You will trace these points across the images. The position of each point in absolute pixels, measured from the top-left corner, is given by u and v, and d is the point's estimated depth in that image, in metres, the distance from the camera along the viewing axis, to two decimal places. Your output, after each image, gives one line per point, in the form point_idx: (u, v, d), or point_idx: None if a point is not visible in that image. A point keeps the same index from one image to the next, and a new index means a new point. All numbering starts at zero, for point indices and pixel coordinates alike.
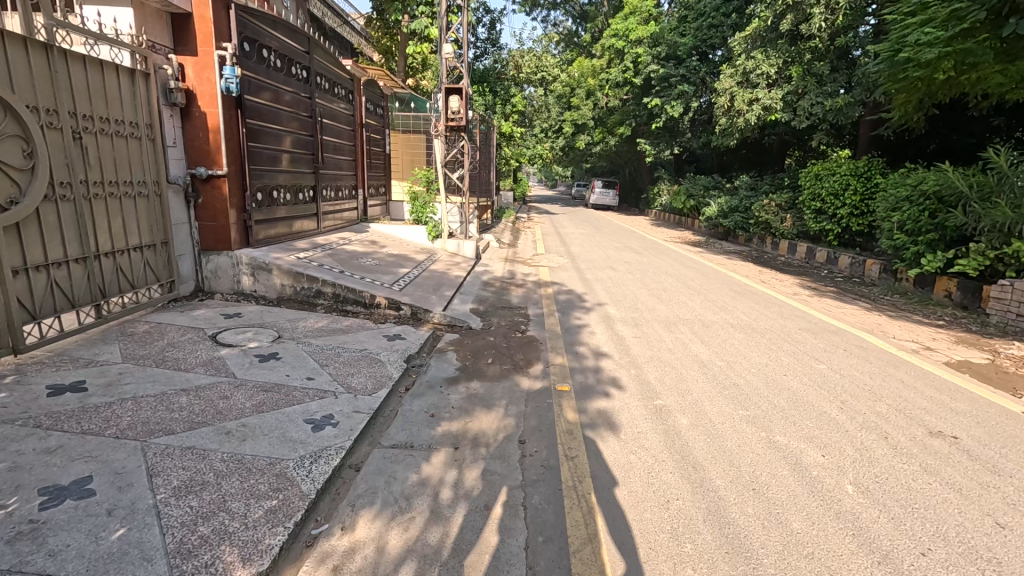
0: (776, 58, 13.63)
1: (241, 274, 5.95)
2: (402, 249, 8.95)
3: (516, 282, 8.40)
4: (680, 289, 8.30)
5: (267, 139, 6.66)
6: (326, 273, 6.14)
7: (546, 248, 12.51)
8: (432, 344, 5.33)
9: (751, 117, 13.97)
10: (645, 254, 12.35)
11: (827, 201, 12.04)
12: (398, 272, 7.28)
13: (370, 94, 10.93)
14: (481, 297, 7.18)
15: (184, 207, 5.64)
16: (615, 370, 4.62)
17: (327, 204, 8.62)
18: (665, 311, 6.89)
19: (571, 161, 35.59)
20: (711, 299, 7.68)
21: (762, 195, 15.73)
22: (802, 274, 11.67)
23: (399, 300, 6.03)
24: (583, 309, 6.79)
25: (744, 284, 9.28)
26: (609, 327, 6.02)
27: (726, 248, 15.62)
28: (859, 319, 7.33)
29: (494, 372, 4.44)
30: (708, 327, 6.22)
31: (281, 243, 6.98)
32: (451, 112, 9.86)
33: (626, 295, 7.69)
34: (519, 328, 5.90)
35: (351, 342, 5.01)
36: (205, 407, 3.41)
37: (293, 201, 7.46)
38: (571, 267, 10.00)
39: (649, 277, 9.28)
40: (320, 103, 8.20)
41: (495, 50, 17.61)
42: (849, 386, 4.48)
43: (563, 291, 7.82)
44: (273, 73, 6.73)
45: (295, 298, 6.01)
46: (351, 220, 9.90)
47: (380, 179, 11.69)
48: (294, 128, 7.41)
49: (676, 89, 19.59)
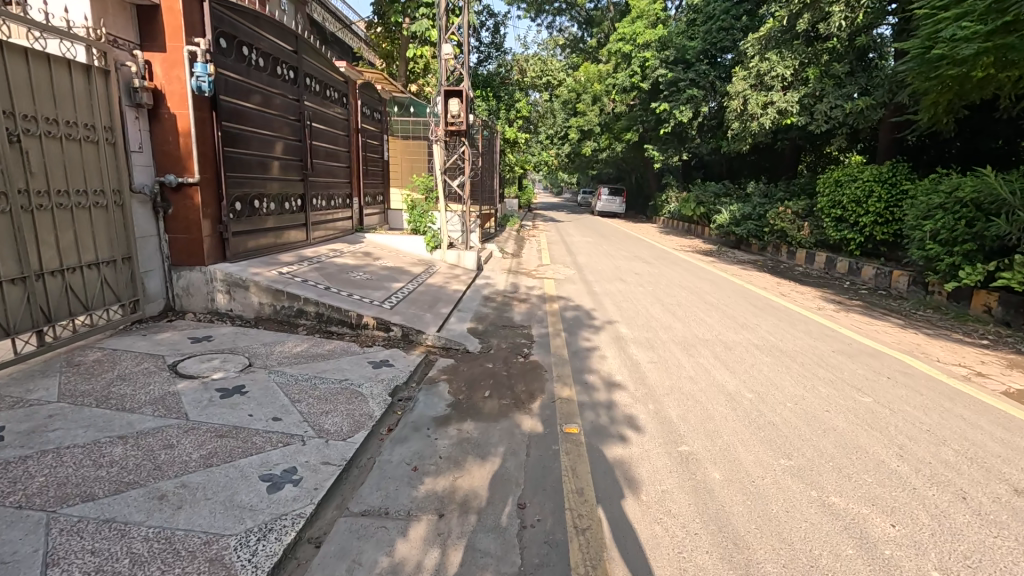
0: (791, 60, 13.06)
1: (215, 292, 5.42)
2: (397, 261, 8.41)
3: (519, 297, 7.82)
4: (695, 304, 7.69)
5: (249, 144, 6.13)
6: (308, 291, 5.59)
7: (552, 259, 11.95)
8: (424, 372, 4.76)
9: (765, 121, 13.40)
10: (655, 265, 11.77)
11: (848, 208, 11.40)
12: (391, 287, 6.73)
13: (367, 98, 10.46)
14: (481, 314, 6.61)
15: (151, 218, 5.11)
16: (631, 406, 4.02)
17: (318, 214, 8.09)
18: (681, 330, 6.27)
19: (577, 168, 35.12)
20: (731, 316, 7.06)
21: (776, 202, 15.12)
22: (822, 285, 11.03)
23: (388, 320, 5.46)
24: (593, 329, 6.19)
25: (764, 298, 8.67)
26: (621, 350, 5.42)
27: (739, 257, 15.00)
28: (895, 338, 6.68)
29: (491, 409, 3.85)
30: (731, 350, 5.60)
31: (265, 256, 6.44)
32: (451, 115, 9.31)
33: (637, 312, 7.08)
34: (521, 351, 5.31)
35: (331, 371, 4.44)
36: (142, 461, 2.86)
37: (279, 211, 6.92)
38: (578, 279, 9.42)
39: (662, 291, 8.68)
40: (311, 106, 7.68)
41: (499, 55, 17.19)
42: (904, 426, 3.85)
43: (569, 307, 7.23)
44: (256, 73, 6.22)
45: (274, 318, 5.46)
46: (345, 230, 9.37)
47: (378, 187, 11.19)
48: (281, 132, 6.89)
49: (684, 93, 19.05)
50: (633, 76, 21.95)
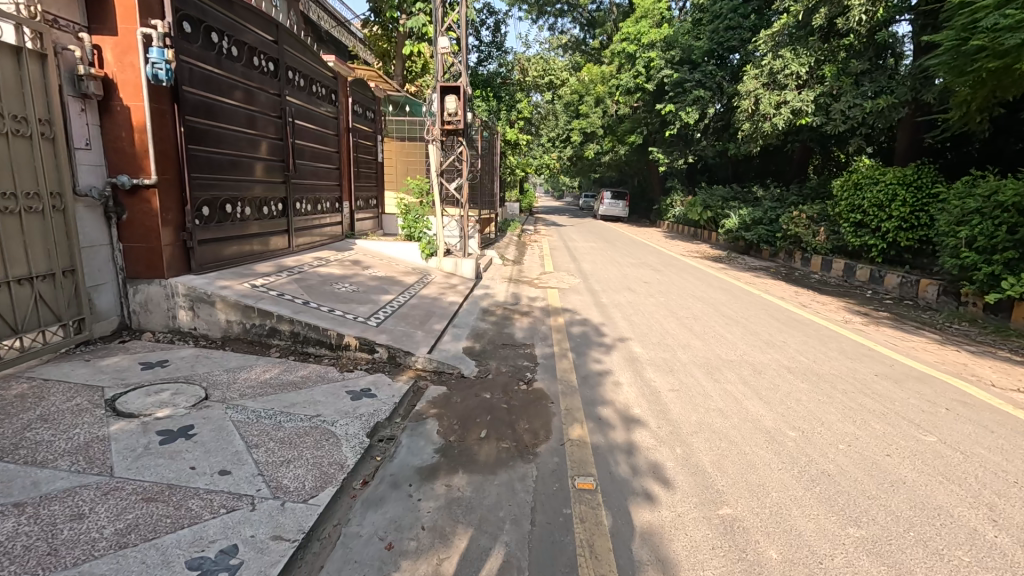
0: (806, 57, 12.45)
1: (176, 308, 4.79)
2: (389, 270, 7.77)
3: (520, 310, 7.17)
4: (712, 319, 7.02)
5: (221, 141, 5.48)
6: (283, 307, 4.94)
7: (556, 266, 11.31)
8: (411, 404, 4.11)
9: (778, 121, 12.82)
10: (663, 272, 11.13)
11: (869, 213, 10.78)
12: (379, 301, 6.09)
13: (360, 95, 9.87)
14: (478, 331, 5.96)
15: (102, 224, 4.47)
16: (655, 451, 3.36)
17: (302, 219, 7.46)
18: (702, 350, 5.60)
19: (579, 172, 34.53)
20: (754, 332, 6.39)
21: (788, 206, 14.50)
22: (843, 294, 10.38)
23: (373, 340, 4.83)
24: (603, 348, 5.52)
25: (786, 311, 8.02)
26: (636, 375, 4.77)
27: (751, 264, 14.35)
28: (937, 357, 6.01)
29: (488, 456, 3.21)
30: (761, 374, 4.95)
31: (239, 266, 5.80)
32: (448, 113, 8.67)
33: (650, 327, 6.42)
34: (523, 377, 4.66)
35: (301, 405, 3.79)
36: (35, 542, 2.21)
37: (256, 217, 6.27)
38: (584, 289, 8.79)
39: (674, 303, 8.01)
40: (294, 102, 7.03)
41: (499, 54, 16.64)
42: (985, 476, 3.19)
43: (576, 322, 6.57)
44: (229, 63, 5.58)
45: (244, 338, 4.82)
46: (334, 236, 8.74)
47: (371, 190, 10.56)
48: (259, 129, 6.24)
49: (691, 94, 18.40)
50: (638, 76, 21.31)
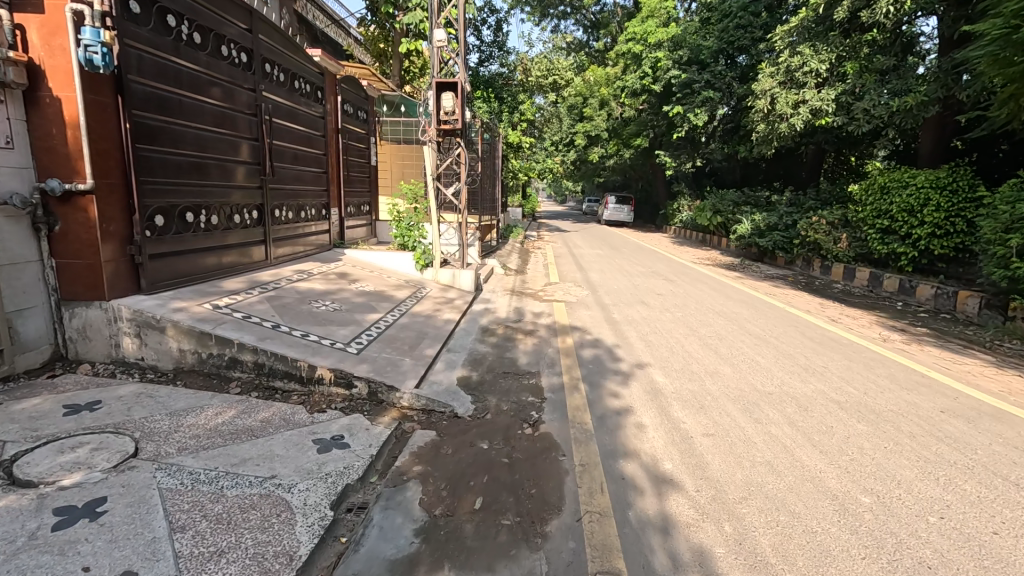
0: (827, 53, 11.74)
1: (120, 335, 4.08)
2: (379, 283, 7.07)
3: (524, 328, 6.44)
4: (738, 339, 6.28)
5: (181, 140, 4.75)
6: (247, 333, 4.22)
7: (561, 275, 10.60)
8: (392, 456, 3.37)
9: (796, 121, 12.12)
10: (677, 282, 10.41)
11: (899, 219, 10.05)
12: (364, 321, 5.38)
13: (352, 94, 9.20)
14: (476, 355, 5.23)
15: (27, 237, 3.76)
16: (698, 529, 2.63)
17: (283, 228, 6.76)
18: (733, 380, 4.86)
19: (582, 176, 33.86)
20: (789, 356, 5.64)
21: (806, 211, 13.77)
22: (871, 307, 9.64)
23: (351, 373, 4.11)
24: (619, 378, 4.78)
25: (816, 328, 7.27)
26: (661, 413, 4.04)
27: (767, 272, 13.62)
28: (1001, 384, 5.24)
29: (485, 542, 2.48)
30: (809, 410, 4.21)
31: (204, 283, 5.09)
32: (444, 112, 8.01)
33: (670, 350, 5.69)
34: (528, 418, 3.93)
35: (254, 461, 3.06)
36: None
37: (225, 226, 5.52)
38: (594, 302, 8.07)
39: (693, 318, 7.27)
40: (272, 99, 6.31)
41: (501, 55, 16.01)
42: None
43: (586, 344, 5.84)
44: (191, 51, 4.86)
45: (199, 370, 4.10)
46: (321, 245, 8.04)
47: (363, 195, 9.89)
48: (231, 128, 5.51)
49: (699, 95, 17.69)
50: (644, 77, 20.63)
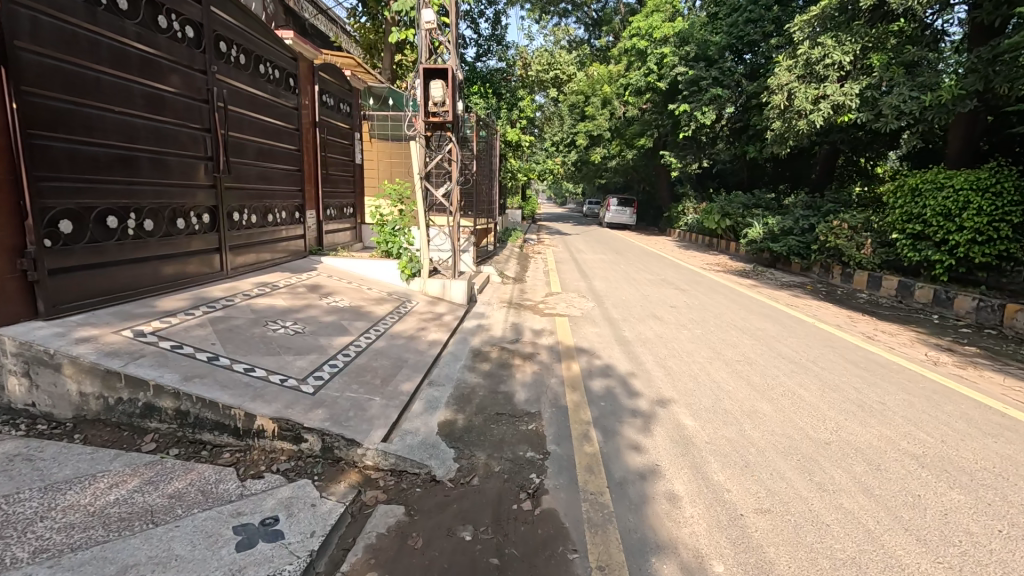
0: (851, 44, 10.90)
1: (5, 375, 3.20)
2: (358, 297, 6.19)
3: (522, 350, 5.55)
4: (771, 365, 5.39)
5: (98, 127, 3.85)
6: (170, 371, 3.32)
7: (564, 284, 9.72)
8: (341, 550, 2.47)
9: (816, 117, 11.29)
10: (689, 292, 9.55)
11: (933, 223, 9.21)
12: (330, 347, 4.49)
13: (335, 86, 8.36)
14: (464, 390, 4.33)
15: None
16: None
17: (245, 234, 5.87)
18: (778, 423, 3.97)
19: (583, 178, 32.93)
20: (835, 389, 4.73)
21: (823, 214, 12.92)
22: (905, 320, 8.77)
23: (301, 424, 3.21)
24: (639, 422, 3.89)
25: (856, 349, 6.39)
26: (698, 476, 3.15)
27: (783, 280, 12.74)
28: None
29: None
30: (883, 471, 3.31)
31: (133, 302, 4.19)
32: (433, 103, 7.16)
33: (694, 382, 4.79)
34: (526, 485, 3.04)
35: (139, 571, 2.16)
36: None
37: (165, 232, 4.60)
38: (602, 317, 7.19)
39: (715, 337, 6.37)
40: (229, 83, 5.42)
41: (500, 49, 15.19)
42: None
43: (596, 373, 4.94)
44: (113, 17, 3.97)
45: (106, 420, 3.21)
46: (294, 252, 7.14)
47: (347, 196, 9.02)
48: (172, 114, 4.60)
49: (707, 93, 16.75)
50: (649, 74, 19.80)
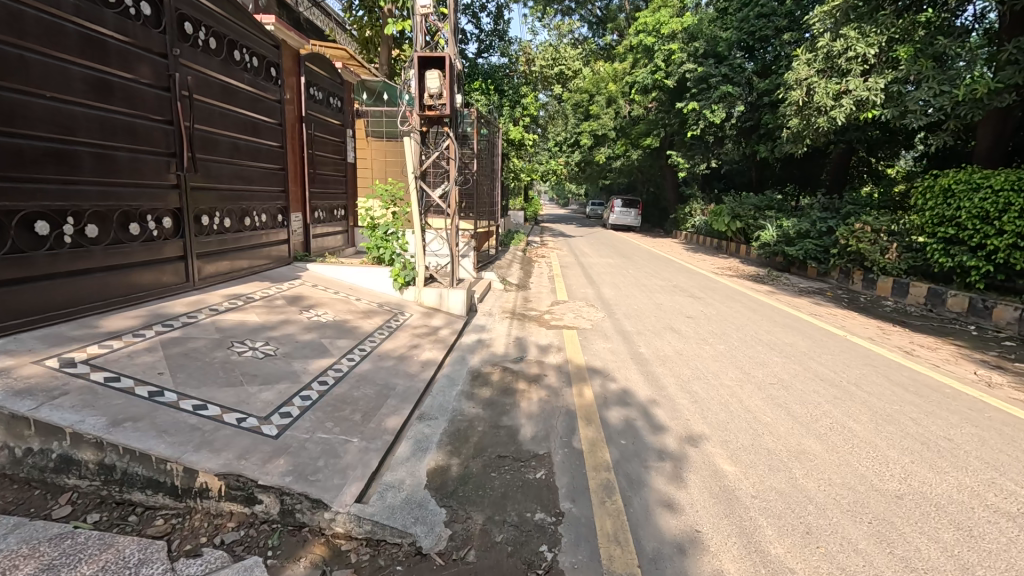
0: (876, 36, 10.40)
1: None
2: (345, 309, 5.57)
3: (527, 372, 4.91)
4: (811, 390, 4.73)
5: (22, 115, 3.24)
6: (96, 414, 2.69)
7: (570, 292, 9.09)
8: None
9: (838, 114, 10.68)
10: (706, 300, 8.91)
11: (968, 226, 8.55)
12: (304, 373, 3.86)
13: (324, 78, 7.75)
14: (460, 424, 3.70)
15: None
16: None
17: (217, 240, 5.23)
18: (835, 470, 3.32)
19: (587, 179, 32.27)
20: (890, 421, 4.07)
21: (842, 216, 12.26)
22: (940, 331, 8.12)
23: (255, 482, 2.58)
24: (668, 469, 3.25)
25: (899, 367, 5.73)
26: (751, 550, 2.51)
27: (802, 285, 12.08)
28: None
29: None
30: (979, 540, 2.66)
31: (68, 322, 3.56)
32: (430, 94, 6.54)
33: (726, 413, 4.14)
34: (536, 562, 2.40)
35: None
36: None
37: (114, 239, 3.97)
38: (614, 330, 6.55)
39: (742, 355, 5.73)
40: (194, 68, 4.79)
41: (503, 44, 14.59)
42: None
43: (612, 400, 4.31)
44: None
45: (10, 476, 2.56)
46: (276, 259, 6.51)
47: (338, 198, 8.40)
48: (123, 103, 3.97)
49: (716, 90, 16.11)
50: (656, 72, 19.03)
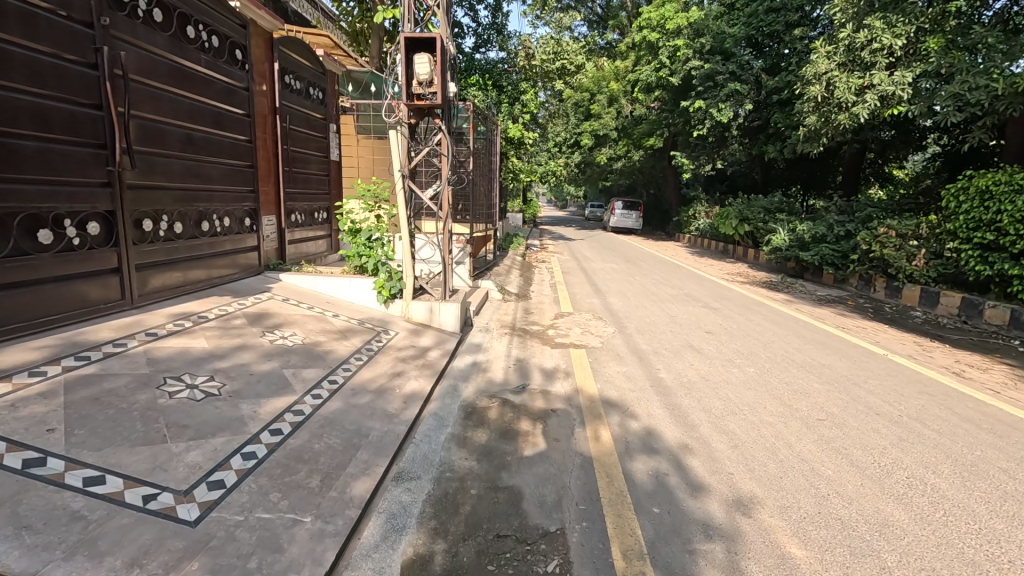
0: (903, 26, 9.45)
1: None
2: (318, 329, 4.76)
3: (531, 406, 4.12)
4: (870, 429, 3.95)
5: None
6: None
7: (575, 302, 8.29)
8: None
9: (861, 110, 9.94)
10: (723, 312, 8.13)
11: (1007, 231, 7.81)
12: (252, 419, 3.05)
13: (303, 66, 6.97)
14: (448, 486, 2.90)
15: None
16: None
17: (164, 247, 4.44)
18: (938, 554, 2.54)
19: (587, 181, 31.49)
20: (980, 475, 3.31)
21: (862, 220, 11.52)
22: (983, 347, 7.37)
23: None
24: (720, 556, 2.47)
25: (959, 395, 4.96)
26: None
27: (820, 293, 11.30)
28: None
29: None
30: None
31: None
32: (418, 82, 5.77)
33: (777, 464, 3.35)
34: None
35: None
36: None
37: (15, 250, 3.19)
38: (628, 350, 5.77)
39: (779, 382, 4.95)
40: (131, 43, 4.00)
41: (502, 38, 13.86)
42: None
43: (636, 446, 3.52)
44: None
45: None
46: (243, 268, 5.72)
47: (320, 199, 7.60)
48: (25, 79, 3.19)
49: (724, 88, 15.28)
50: (660, 69, 18.12)
